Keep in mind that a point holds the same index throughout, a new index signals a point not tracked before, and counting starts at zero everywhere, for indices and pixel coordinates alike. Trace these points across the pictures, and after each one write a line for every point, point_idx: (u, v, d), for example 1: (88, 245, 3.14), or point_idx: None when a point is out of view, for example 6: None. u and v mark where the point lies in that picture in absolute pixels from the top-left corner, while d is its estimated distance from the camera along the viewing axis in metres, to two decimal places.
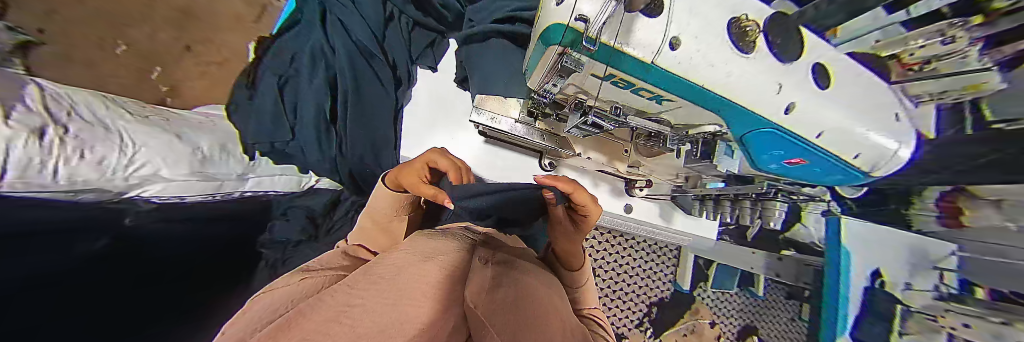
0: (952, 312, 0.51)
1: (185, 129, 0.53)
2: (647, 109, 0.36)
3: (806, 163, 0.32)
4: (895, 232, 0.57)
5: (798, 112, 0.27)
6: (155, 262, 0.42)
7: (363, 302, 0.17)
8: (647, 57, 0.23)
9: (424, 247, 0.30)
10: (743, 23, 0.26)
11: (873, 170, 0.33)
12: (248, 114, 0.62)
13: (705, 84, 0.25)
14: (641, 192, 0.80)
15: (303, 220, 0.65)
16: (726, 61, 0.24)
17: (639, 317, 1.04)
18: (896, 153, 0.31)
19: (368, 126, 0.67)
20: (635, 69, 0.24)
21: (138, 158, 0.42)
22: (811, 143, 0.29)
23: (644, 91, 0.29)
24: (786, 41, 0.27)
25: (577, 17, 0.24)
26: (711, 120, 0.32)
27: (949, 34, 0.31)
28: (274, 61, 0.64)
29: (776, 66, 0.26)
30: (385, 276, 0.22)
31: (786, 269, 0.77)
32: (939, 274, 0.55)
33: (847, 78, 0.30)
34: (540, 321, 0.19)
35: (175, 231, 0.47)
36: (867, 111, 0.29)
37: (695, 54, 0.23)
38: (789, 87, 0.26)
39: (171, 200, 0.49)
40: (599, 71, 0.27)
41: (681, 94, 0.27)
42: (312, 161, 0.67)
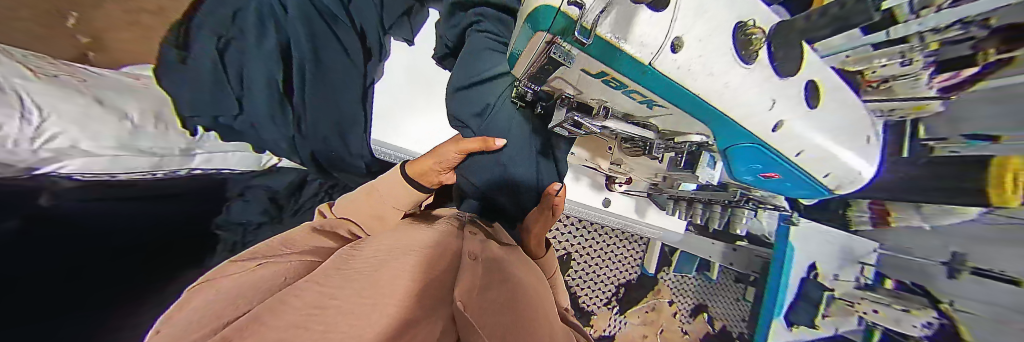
0: (866, 299, 0.63)
1: (101, 91, 0.44)
2: (633, 113, 0.35)
3: (779, 177, 0.34)
4: (833, 232, 0.67)
5: (785, 130, 0.26)
6: (74, 242, 0.34)
7: (337, 303, 0.16)
8: (646, 58, 0.20)
9: (405, 238, 0.29)
10: (750, 30, 0.22)
11: (836, 188, 0.34)
12: (177, 78, 0.54)
13: (701, 95, 0.23)
14: (621, 188, 0.80)
15: (266, 203, 0.61)
16: (726, 71, 0.22)
17: (608, 296, 1.11)
18: (862, 175, 0.31)
19: (333, 100, 0.63)
20: (629, 67, 0.22)
21: (52, 128, 0.35)
22: (789, 161, 0.30)
23: (635, 93, 0.28)
24: (783, 56, 0.25)
25: (571, 2, 0.20)
26: (699, 130, 0.31)
27: (908, 56, 0.36)
28: (209, 19, 0.56)
29: (776, 81, 0.24)
30: (361, 272, 0.21)
31: (739, 259, 0.84)
32: (862, 268, 0.68)
33: (835, 96, 0.28)
34: (532, 319, 0.22)
35: (99, 210, 0.40)
36: (850, 131, 0.29)
37: (697, 60, 0.21)
38: (783, 104, 0.25)
39: (100, 177, 0.42)
40: (593, 68, 0.25)
41: (673, 101, 0.25)
42: (268, 138, 0.61)
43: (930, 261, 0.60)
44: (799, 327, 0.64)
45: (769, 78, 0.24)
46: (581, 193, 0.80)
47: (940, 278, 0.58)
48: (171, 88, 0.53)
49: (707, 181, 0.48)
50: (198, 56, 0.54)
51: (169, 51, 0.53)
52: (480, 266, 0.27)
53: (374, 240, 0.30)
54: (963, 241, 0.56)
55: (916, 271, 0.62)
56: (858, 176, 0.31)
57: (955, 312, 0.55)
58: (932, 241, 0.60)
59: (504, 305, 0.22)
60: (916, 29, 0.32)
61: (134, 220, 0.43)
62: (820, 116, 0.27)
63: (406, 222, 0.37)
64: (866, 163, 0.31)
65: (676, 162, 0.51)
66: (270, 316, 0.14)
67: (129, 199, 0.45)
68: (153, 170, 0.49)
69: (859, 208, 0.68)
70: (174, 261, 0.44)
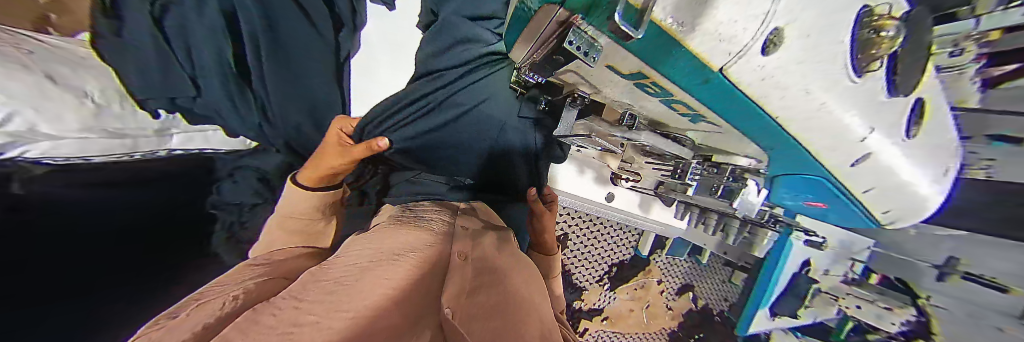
0: (851, 295, 0.66)
1: (51, 65, 0.37)
2: (670, 122, 0.33)
3: (827, 206, 0.35)
4: (836, 232, 0.65)
5: (868, 163, 0.25)
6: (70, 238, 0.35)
7: (316, 320, 0.13)
8: (717, 63, 0.15)
9: (390, 242, 0.27)
10: (875, 18, 0.16)
11: (888, 220, 0.35)
12: (118, 51, 0.44)
13: (779, 115, 0.19)
14: (627, 184, 0.74)
15: (256, 183, 0.60)
16: (828, 88, 0.17)
17: (601, 274, 1.13)
18: (925, 208, 0.33)
19: (299, 84, 0.57)
20: (689, 71, 0.17)
21: (1, 109, 0.31)
22: (852, 195, 0.31)
23: (680, 105, 0.25)
24: (910, 68, 0.20)
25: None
26: (750, 150, 0.30)
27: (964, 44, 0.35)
28: None
29: (880, 105, 0.20)
30: (341, 282, 0.19)
31: (734, 249, 0.85)
32: (852, 263, 0.68)
33: (934, 127, 0.26)
34: (522, 321, 0.21)
35: (85, 194, 0.39)
36: (928, 157, 0.27)
37: (791, 69, 0.16)
38: (878, 135, 0.23)
39: (75, 161, 0.40)
40: (629, 68, 0.21)
41: (738, 117, 0.21)
42: (232, 122, 0.55)
43: (923, 263, 0.61)
44: (781, 315, 0.67)
45: (876, 100, 0.20)
46: (583, 184, 0.76)
47: (927, 278, 0.61)
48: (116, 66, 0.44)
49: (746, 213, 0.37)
50: (131, 29, 0.44)
51: (95, 22, 0.43)
52: (470, 268, 0.26)
53: (351, 248, 0.28)
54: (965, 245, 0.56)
55: (908, 270, 0.63)
56: (914, 205, 0.32)
57: (931, 307, 0.60)
58: (928, 238, 0.60)
59: (494, 309, 0.21)
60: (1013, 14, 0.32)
61: (125, 205, 0.43)
62: (914, 146, 0.25)
63: (393, 223, 0.35)
64: (936, 195, 0.31)
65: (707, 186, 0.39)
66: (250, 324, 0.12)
67: (97, 187, 0.41)
68: (129, 152, 0.46)
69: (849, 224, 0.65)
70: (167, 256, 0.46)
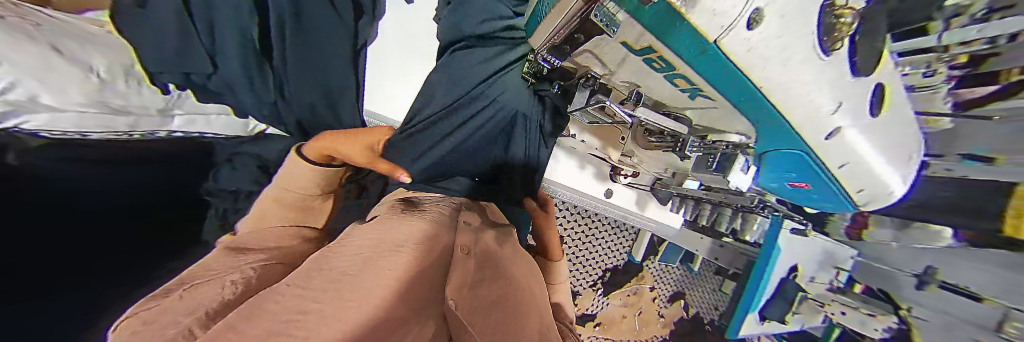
0: (836, 302, 0.67)
1: (58, 38, 0.36)
2: (668, 100, 0.33)
3: (809, 187, 0.33)
4: (821, 239, 0.68)
5: (840, 137, 0.23)
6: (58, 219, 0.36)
7: (320, 307, 0.14)
8: (712, 34, 0.14)
9: (397, 233, 0.28)
10: (839, 10, 0.16)
11: (863, 203, 0.35)
12: (133, 26, 0.42)
13: (763, 89, 0.18)
14: (624, 179, 0.80)
15: (254, 170, 0.58)
16: (805, 61, 0.17)
17: (594, 279, 1.14)
18: (891, 192, 0.32)
19: (317, 68, 0.57)
20: (686, 42, 0.17)
21: (5, 78, 0.31)
22: (829, 171, 0.28)
23: (682, 78, 0.24)
24: (866, 51, 0.21)
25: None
26: (740, 128, 0.29)
27: (934, 66, 0.36)
28: None
29: (848, 83, 0.19)
30: (345, 272, 0.19)
31: (724, 254, 0.86)
32: (836, 272, 0.71)
33: (895, 106, 0.26)
34: (521, 315, 0.21)
35: (95, 171, 0.42)
36: (895, 142, 0.28)
37: (771, 44, 0.15)
38: (847, 110, 0.21)
39: (72, 136, 0.40)
40: (634, 40, 0.21)
41: (724, 91, 0.21)
42: (247, 101, 0.54)
43: (903, 272, 0.62)
44: (771, 320, 0.68)
45: (847, 78, 0.19)
46: (582, 182, 0.78)
47: (910, 288, 0.61)
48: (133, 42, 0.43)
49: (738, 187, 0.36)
50: (154, 2, 0.43)
51: None
52: (472, 262, 0.26)
53: (361, 233, 0.29)
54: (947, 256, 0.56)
55: (889, 281, 0.65)
56: (890, 189, 0.31)
57: (911, 317, 0.61)
58: (908, 250, 0.61)
59: (495, 302, 0.21)
60: (974, 34, 0.32)
61: (123, 184, 0.45)
62: (879, 124, 0.24)
63: (395, 213, 0.35)
64: (903, 178, 0.31)
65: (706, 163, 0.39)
66: (252, 316, 0.12)
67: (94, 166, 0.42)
68: (130, 130, 0.46)
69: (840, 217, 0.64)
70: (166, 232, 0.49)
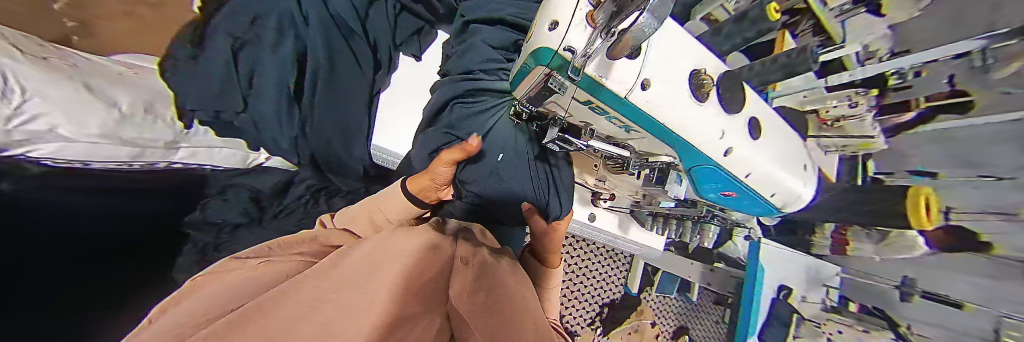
0: (832, 321, 0.70)
1: (93, 78, 0.38)
2: (615, 135, 0.39)
3: (735, 195, 0.38)
4: (796, 254, 0.72)
5: (734, 155, 0.32)
6: (64, 245, 0.40)
7: (336, 297, 0.17)
8: (623, 92, 0.25)
9: (411, 236, 0.30)
10: (701, 76, 0.29)
11: (782, 207, 0.40)
12: (184, 74, 0.48)
13: (665, 124, 0.28)
14: (604, 204, 0.84)
15: (246, 202, 0.60)
16: (685, 106, 0.28)
17: (592, 316, 1.10)
18: (801, 195, 0.38)
19: (342, 109, 0.64)
20: (611, 101, 0.27)
21: (31, 109, 0.31)
22: (740, 182, 0.35)
23: (615, 120, 0.32)
24: (729, 97, 0.30)
25: (565, 47, 0.24)
26: (667, 152, 0.36)
27: (854, 100, 0.52)
28: (229, 20, 0.52)
29: (723, 116, 0.30)
30: (361, 268, 0.22)
31: (716, 279, 0.88)
32: (828, 290, 0.73)
33: (776, 129, 0.35)
34: (515, 323, 0.23)
35: (123, 205, 0.46)
36: (787, 159, 0.36)
37: (659, 97, 0.26)
38: (730, 134, 0.31)
39: (71, 165, 0.38)
40: (580, 97, 0.29)
41: (644, 128, 0.30)
42: (268, 138, 0.58)
43: (886, 285, 0.66)
44: None
45: (719, 115, 0.30)
46: None
47: (895, 301, 0.65)
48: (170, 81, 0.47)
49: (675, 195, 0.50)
50: (207, 54, 0.50)
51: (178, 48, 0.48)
52: (470, 271, 0.29)
53: (367, 241, 0.30)
54: (922, 270, 0.62)
55: (876, 296, 0.68)
56: (796, 195, 0.37)
57: (911, 334, 0.62)
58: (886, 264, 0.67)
59: (491, 307, 0.24)
60: (848, 78, 0.48)
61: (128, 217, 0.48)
62: (762, 145, 0.33)
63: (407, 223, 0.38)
64: (807, 188, 0.38)
65: (648, 178, 0.52)
66: (276, 300, 0.16)
67: (78, 191, 0.39)
68: (131, 161, 0.43)
69: (824, 234, 0.70)
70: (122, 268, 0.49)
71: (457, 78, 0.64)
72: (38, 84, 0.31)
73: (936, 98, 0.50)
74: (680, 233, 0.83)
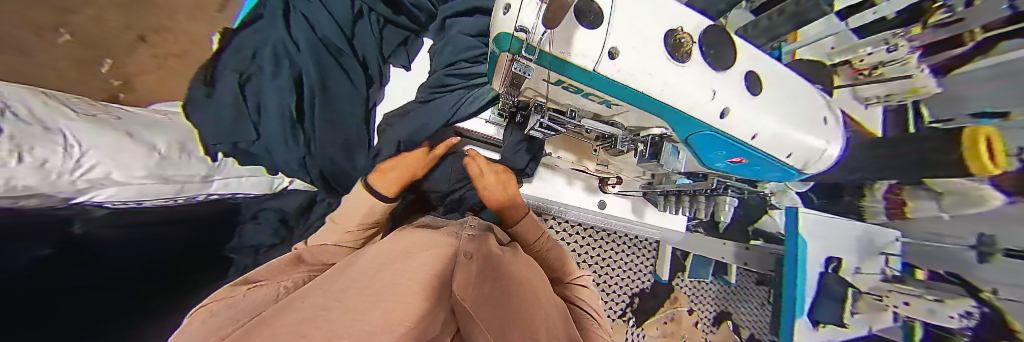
0: (893, 292, 0.62)
1: (132, 127, 0.44)
2: (600, 113, 0.37)
3: (746, 161, 0.35)
4: (842, 222, 0.65)
5: (733, 116, 0.29)
6: (98, 269, 0.37)
7: (340, 304, 0.17)
8: (589, 66, 0.24)
9: (409, 241, 0.31)
10: (678, 34, 0.27)
11: (804, 168, 0.36)
12: (208, 109, 0.57)
13: (642, 93, 0.27)
14: (613, 189, 0.82)
15: (275, 223, 0.64)
16: (661, 70, 0.26)
17: (622, 308, 1.06)
18: (824, 152, 0.34)
19: (337, 127, 0.67)
20: (580, 76, 0.26)
21: (88, 159, 0.35)
22: (747, 145, 0.32)
23: (592, 97, 0.30)
24: (715, 54, 0.28)
25: (519, 28, 0.24)
26: (660, 124, 0.33)
27: (891, 43, 0.49)
28: (234, 59, 0.61)
29: (709, 74, 0.28)
30: (365, 276, 0.22)
31: (752, 257, 0.81)
32: (887, 259, 0.66)
33: (778, 80, 0.32)
34: (529, 320, 0.22)
35: (132, 234, 0.42)
36: (800, 114, 0.33)
37: (631, 65, 0.25)
38: (723, 93, 0.29)
39: (127, 205, 0.41)
40: (550, 77, 0.28)
41: (625, 100, 0.28)
42: (281, 160, 0.64)
43: (957, 247, 0.63)
44: (826, 325, 0.61)
45: (705, 74, 0.28)
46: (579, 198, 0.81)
47: (972, 264, 0.61)
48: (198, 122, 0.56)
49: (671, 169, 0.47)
50: (219, 93, 0.59)
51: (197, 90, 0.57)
52: (474, 264, 0.29)
53: (374, 245, 0.32)
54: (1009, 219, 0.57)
55: (947, 259, 0.63)
56: (816, 152, 0.34)
57: (998, 300, 0.56)
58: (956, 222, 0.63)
59: (493, 298, 0.23)
60: (874, 16, 0.47)
61: (158, 244, 0.46)
62: (763, 103, 0.31)
63: (402, 229, 0.38)
64: (829, 141, 0.34)
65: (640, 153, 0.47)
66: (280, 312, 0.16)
67: (131, 226, 0.43)
68: (176, 195, 0.47)
69: (874, 198, 0.67)
70: (168, 287, 0.47)
71: (440, 72, 0.66)
72: (89, 139, 0.36)
73: (992, 27, 0.45)
74: (694, 210, 0.74)
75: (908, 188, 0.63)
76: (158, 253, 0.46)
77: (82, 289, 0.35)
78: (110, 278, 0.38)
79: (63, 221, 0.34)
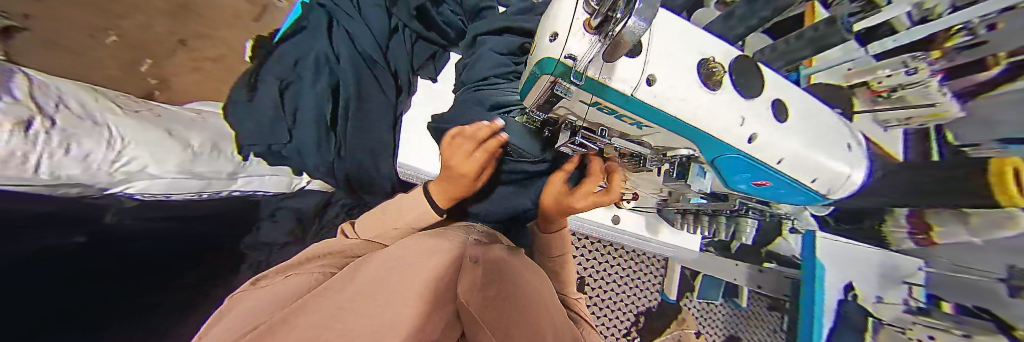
0: (919, 325, 0.59)
1: (169, 123, 0.47)
2: (629, 132, 0.37)
3: (770, 184, 0.35)
4: (855, 247, 0.64)
5: (759, 142, 0.30)
6: (127, 267, 0.38)
7: (355, 304, 0.19)
8: (628, 90, 0.25)
9: (416, 246, 0.31)
10: (710, 64, 0.28)
11: (828, 193, 0.36)
12: (249, 114, 0.59)
13: (680, 117, 0.27)
14: (628, 204, 0.80)
15: (292, 223, 0.66)
16: (696, 95, 0.27)
17: (627, 326, 1.03)
18: (850, 175, 0.33)
19: (367, 133, 0.69)
20: (619, 99, 0.27)
21: (126, 153, 0.37)
22: (771, 168, 0.32)
23: (626, 118, 0.31)
24: (747, 82, 0.29)
25: (565, 55, 0.25)
26: (684, 144, 0.34)
27: (910, 65, 0.47)
28: (277, 67, 0.64)
29: (739, 102, 0.29)
30: (376, 281, 0.23)
31: (766, 281, 0.79)
32: (910, 288, 0.64)
33: (803, 107, 0.33)
34: (535, 322, 0.22)
35: (159, 230, 0.44)
36: (828, 138, 0.33)
37: (668, 91, 0.26)
38: (753, 119, 0.29)
39: (157, 197, 0.44)
40: (586, 99, 0.29)
41: (659, 124, 0.29)
42: (309, 163, 0.65)
43: (990, 280, 0.56)
44: None
45: (735, 101, 0.29)
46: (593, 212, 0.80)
47: (1003, 298, 0.54)
48: (235, 125, 0.58)
49: (700, 189, 0.49)
50: (260, 97, 0.61)
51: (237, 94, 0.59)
52: (479, 267, 0.29)
53: (387, 249, 0.33)
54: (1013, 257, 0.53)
55: (975, 292, 0.57)
56: (845, 176, 0.33)
57: None
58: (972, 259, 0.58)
59: (501, 301, 0.23)
60: (893, 44, 0.48)
61: (185, 241, 0.48)
62: (790, 129, 0.31)
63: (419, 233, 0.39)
64: (854, 168, 0.33)
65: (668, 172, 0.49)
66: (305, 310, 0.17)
67: (157, 220, 0.45)
68: (201, 191, 0.49)
69: (896, 221, 0.60)
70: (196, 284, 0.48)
71: (473, 88, 0.66)
72: (129, 134, 0.38)
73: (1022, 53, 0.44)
74: (715, 231, 0.77)
75: (931, 211, 0.55)
76: (185, 250, 0.48)
77: (117, 285, 0.36)
78: (142, 273, 0.40)
79: (91, 213, 0.36)
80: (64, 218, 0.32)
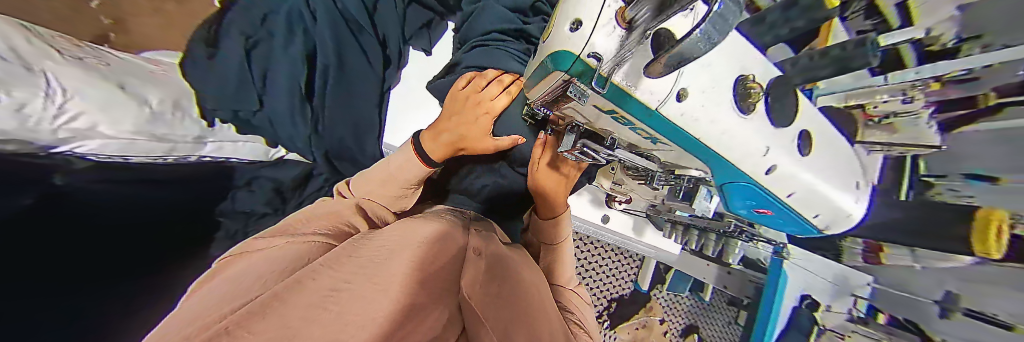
0: (856, 333, 0.65)
1: (123, 76, 0.41)
2: (639, 145, 0.36)
3: (771, 213, 0.36)
4: (829, 264, 0.66)
5: (777, 174, 0.29)
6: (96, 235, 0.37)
7: (351, 286, 0.17)
8: (654, 104, 0.24)
9: (412, 230, 0.29)
10: (749, 84, 0.26)
11: (824, 228, 0.37)
12: (214, 71, 0.54)
13: (700, 138, 0.27)
14: (619, 205, 0.84)
15: (270, 192, 0.62)
16: (725, 120, 0.26)
17: (600, 311, 1.08)
18: (849, 213, 0.34)
19: (351, 111, 0.68)
20: (639, 112, 0.26)
21: (71, 108, 0.33)
22: (779, 200, 0.32)
23: (641, 131, 0.30)
24: (779, 110, 0.28)
25: (589, 54, 0.23)
26: (696, 165, 0.33)
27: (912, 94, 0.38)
28: (241, 15, 0.56)
29: (768, 130, 0.27)
30: (374, 260, 0.22)
31: (732, 282, 0.83)
32: (853, 300, 0.65)
33: (827, 140, 0.31)
34: (535, 323, 0.22)
35: (123, 192, 0.41)
36: (840, 171, 0.32)
37: (697, 110, 0.25)
38: (776, 150, 0.28)
39: (115, 160, 0.40)
40: (602, 105, 0.28)
41: (677, 141, 0.29)
42: (285, 135, 0.63)
43: (920, 298, 0.55)
44: None
45: (763, 129, 0.27)
46: (583, 208, 0.83)
47: (931, 317, 0.55)
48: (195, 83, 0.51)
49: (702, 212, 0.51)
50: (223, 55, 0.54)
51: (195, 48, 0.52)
52: (483, 262, 0.29)
53: (381, 231, 0.31)
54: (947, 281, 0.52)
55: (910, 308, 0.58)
56: (845, 213, 0.34)
57: None
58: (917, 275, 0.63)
59: (505, 298, 0.23)
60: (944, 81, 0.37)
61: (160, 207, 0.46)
62: (809, 163, 0.30)
63: (412, 216, 0.39)
64: (855, 204, 0.34)
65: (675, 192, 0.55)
66: (294, 289, 0.16)
67: (119, 184, 0.41)
68: (166, 155, 0.46)
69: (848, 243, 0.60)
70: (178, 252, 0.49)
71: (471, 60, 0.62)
72: (77, 87, 0.34)
73: None
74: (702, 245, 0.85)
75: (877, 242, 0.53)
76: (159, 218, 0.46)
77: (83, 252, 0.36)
78: (116, 240, 0.40)
79: (40, 168, 0.32)
80: (14, 170, 0.29)
